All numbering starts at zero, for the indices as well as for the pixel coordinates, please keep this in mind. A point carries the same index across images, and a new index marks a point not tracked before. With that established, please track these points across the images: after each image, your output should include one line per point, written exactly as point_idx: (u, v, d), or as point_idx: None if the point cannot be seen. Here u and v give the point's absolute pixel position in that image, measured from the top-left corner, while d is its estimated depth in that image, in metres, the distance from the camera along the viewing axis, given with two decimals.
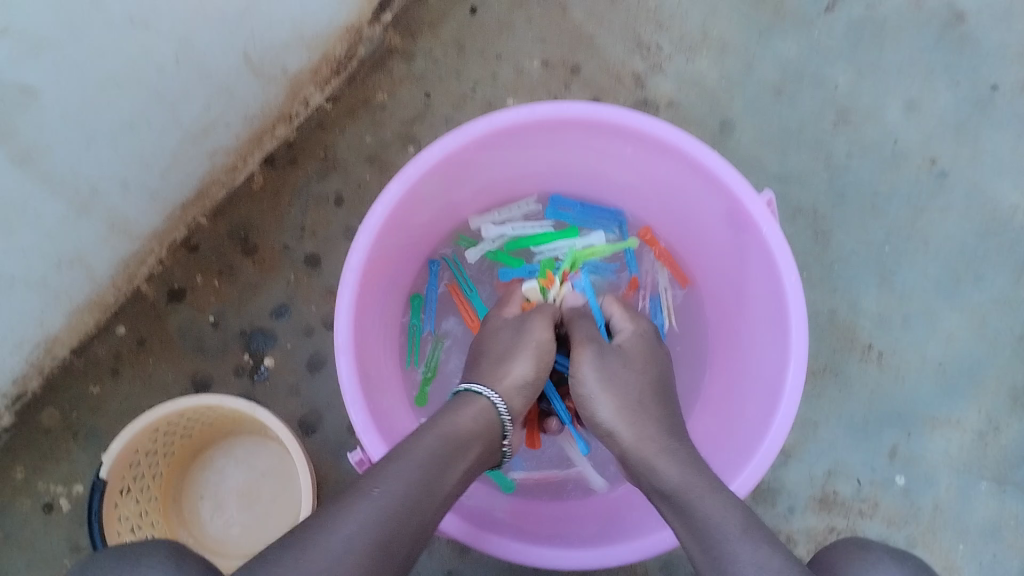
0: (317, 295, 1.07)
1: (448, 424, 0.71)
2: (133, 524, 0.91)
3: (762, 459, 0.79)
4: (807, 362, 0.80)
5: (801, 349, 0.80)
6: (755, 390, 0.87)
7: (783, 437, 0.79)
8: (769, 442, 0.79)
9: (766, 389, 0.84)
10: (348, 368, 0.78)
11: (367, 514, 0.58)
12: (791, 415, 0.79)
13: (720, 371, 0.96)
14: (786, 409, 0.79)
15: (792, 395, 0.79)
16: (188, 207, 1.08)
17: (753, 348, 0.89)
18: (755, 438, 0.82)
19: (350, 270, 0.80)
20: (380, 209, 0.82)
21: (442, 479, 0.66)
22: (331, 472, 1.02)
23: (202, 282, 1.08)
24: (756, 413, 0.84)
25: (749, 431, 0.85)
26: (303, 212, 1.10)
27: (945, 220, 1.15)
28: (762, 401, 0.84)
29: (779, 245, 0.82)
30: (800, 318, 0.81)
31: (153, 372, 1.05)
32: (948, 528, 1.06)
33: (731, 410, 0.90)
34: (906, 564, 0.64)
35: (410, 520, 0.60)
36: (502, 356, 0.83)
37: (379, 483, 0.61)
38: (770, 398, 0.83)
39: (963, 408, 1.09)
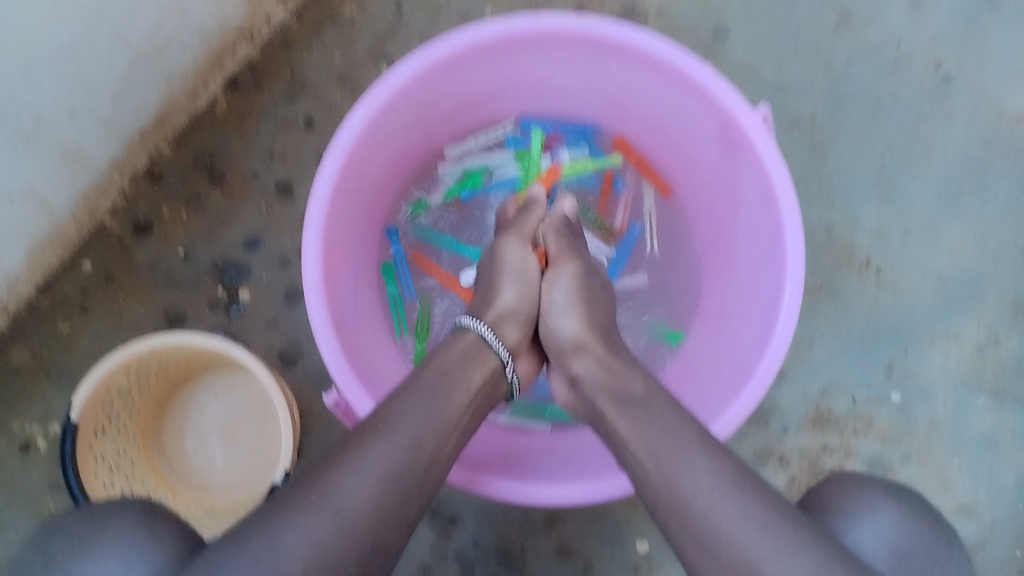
0: (291, 224, 1.03)
1: (447, 361, 0.71)
2: (111, 464, 0.89)
3: (758, 385, 0.76)
4: (803, 282, 0.76)
5: (798, 272, 0.76)
6: (750, 315, 0.83)
7: (779, 361, 0.76)
8: (765, 368, 0.76)
9: (760, 314, 0.81)
10: (318, 305, 0.74)
11: (378, 456, 0.59)
12: (786, 340, 0.76)
13: (713, 297, 0.92)
14: (782, 333, 0.76)
15: (788, 319, 0.76)
16: (149, 134, 1.02)
17: (748, 272, 0.85)
18: (750, 364, 0.79)
19: (317, 201, 0.76)
20: (346, 134, 0.77)
21: (449, 412, 0.66)
22: (312, 407, 0.98)
23: (169, 213, 1.03)
24: (753, 338, 0.81)
25: (744, 357, 0.81)
26: (272, 137, 1.04)
27: (948, 127, 1.10)
28: (757, 327, 0.81)
29: (772, 159, 0.78)
30: (795, 239, 0.77)
31: (124, 308, 1.00)
32: (944, 444, 1.04)
33: (726, 335, 0.87)
34: (899, 499, 0.65)
35: (418, 460, 0.61)
36: (488, 286, 0.82)
37: (385, 424, 0.62)
38: (766, 323, 0.79)
39: (962, 322, 1.07)
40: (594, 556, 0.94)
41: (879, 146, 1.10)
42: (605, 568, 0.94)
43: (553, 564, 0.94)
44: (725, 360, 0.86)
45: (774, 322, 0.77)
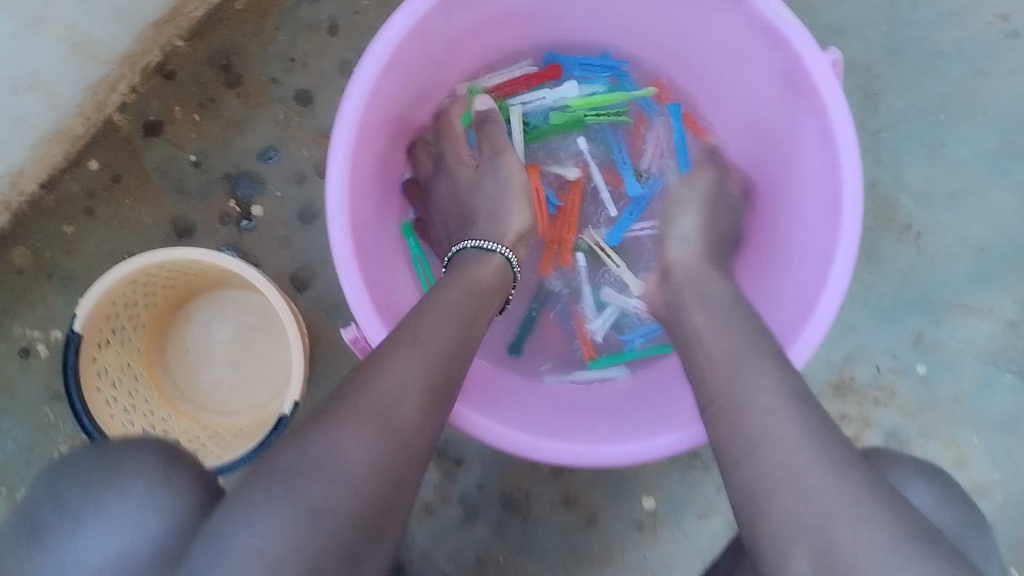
0: (309, 138, 0.97)
1: (471, 275, 0.72)
2: (114, 378, 0.86)
3: (803, 348, 0.71)
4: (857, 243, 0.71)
5: (856, 223, 0.71)
6: (803, 263, 0.78)
7: (826, 323, 0.71)
8: (815, 324, 0.71)
9: (813, 265, 0.75)
10: (342, 235, 0.69)
11: (412, 363, 0.58)
12: (839, 295, 0.71)
13: (763, 241, 0.87)
14: (832, 295, 0.71)
15: (839, 282, 0.71)
16: (163, 28, 0.95)
17: (801, 222, 0.80)
18: (802, 316, 0.74)
19: (345, 120, 0.70)
20: (380, 47, 0.71)
21: (474, 327, 0.67)
22: (324, 332, 0.95)
23: (182, 115, 0.97)
24: (801, 294, 0.76)
25: (792, 315, 0.77)
26: (293, 39, 0.97)
27: (1011, 85, 1.03)
28: (811, 276, 0.76)
29: (840, 113, 0.71)
30: (854, 190, 0.71)
31: (131, 214, 0.96)
32: (964, 419, 1.02)
33: (775, 288, 0.82)
34: (932, 484, 0.65)
35: (447, 366, 0.61)
36: (494, 208, 0.81)
37: (417, 334, 0.61)
38: (819, 274, 0.74)
39: (997, 295, 1.03)
40: (599, 509, 0.95)
41: (937, 102, 1.03)
42: (608, 523, 0.94)
43: (557, 513, 0.94)
44: (777, 309, 0.81)
45: (826, 275, 0.72)
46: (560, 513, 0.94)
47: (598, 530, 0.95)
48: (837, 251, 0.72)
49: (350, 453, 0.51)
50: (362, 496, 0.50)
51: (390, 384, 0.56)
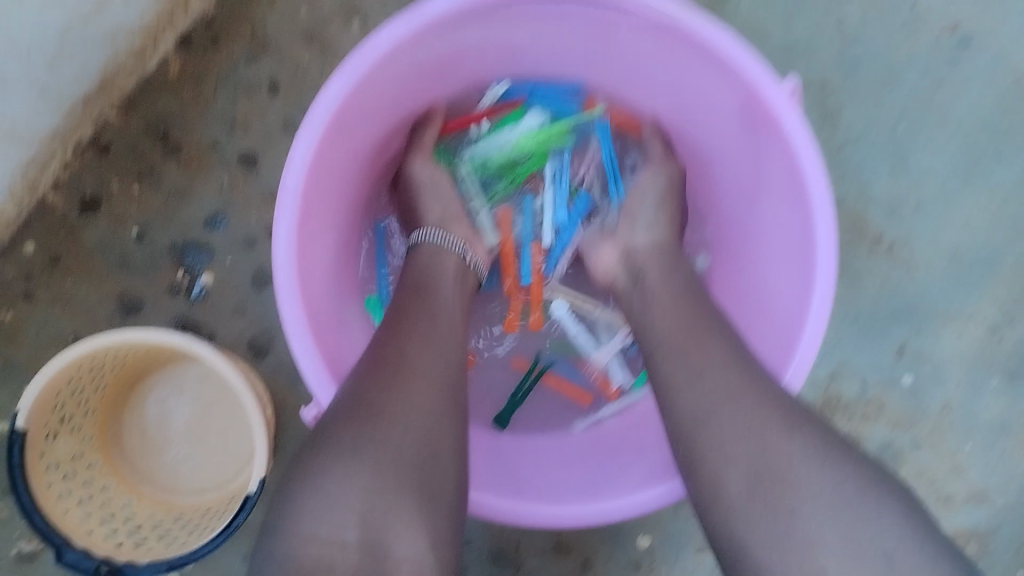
0: (257, 199, 0.93)
1: (438, 276, 0.73)
2: (66, 471, 0.81)
3: (800, 364, 0.69)
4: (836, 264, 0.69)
5: (831, 259, 0.69)
6: (786, 276, 0.76)
7: (818, 339, 0.69)
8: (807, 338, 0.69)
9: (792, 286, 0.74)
10: (294, 308, 0.65)
11: (417, 386, 0.59)
12: (824, 318, 0.69)
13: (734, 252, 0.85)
14: (819, 310, 0.69)
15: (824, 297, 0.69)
16: (92, 100, 0.91)
17: (772, 244, 0.78)
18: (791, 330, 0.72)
19: (287, 190, 0.66)
20: (319, 112, 0.67)
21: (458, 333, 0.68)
22: (289, 400, 0.91)
23: (119, 187, 0.92)
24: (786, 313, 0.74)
25: (780, 332, 0.75)
26: (232, 102, 0.94)
27: (967, 89, 1.02)
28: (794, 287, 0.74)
29: (803, 143, 0.69)
30: (827, 225, 0.69)
31: (74, 294, 0.91)
32: (955, 427, 1.00)
33: (756, 307, 0.80)
34: None
35: (447, 378, 0.62)
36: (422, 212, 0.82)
37: (413, 354, 0.61)
38: (803, 283, 0.72)
39: (975, 299, 1.01)
40: (594, 552, 0.90)
41: (894, 111, 1.02)
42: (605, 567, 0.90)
43: (549, 561, 0.90)
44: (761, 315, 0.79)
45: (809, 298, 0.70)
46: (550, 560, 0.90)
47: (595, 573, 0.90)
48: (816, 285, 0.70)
49: (394, 418, 0.56)
50: (410, 455, 0.55)
51: (414, 355, 0.61)
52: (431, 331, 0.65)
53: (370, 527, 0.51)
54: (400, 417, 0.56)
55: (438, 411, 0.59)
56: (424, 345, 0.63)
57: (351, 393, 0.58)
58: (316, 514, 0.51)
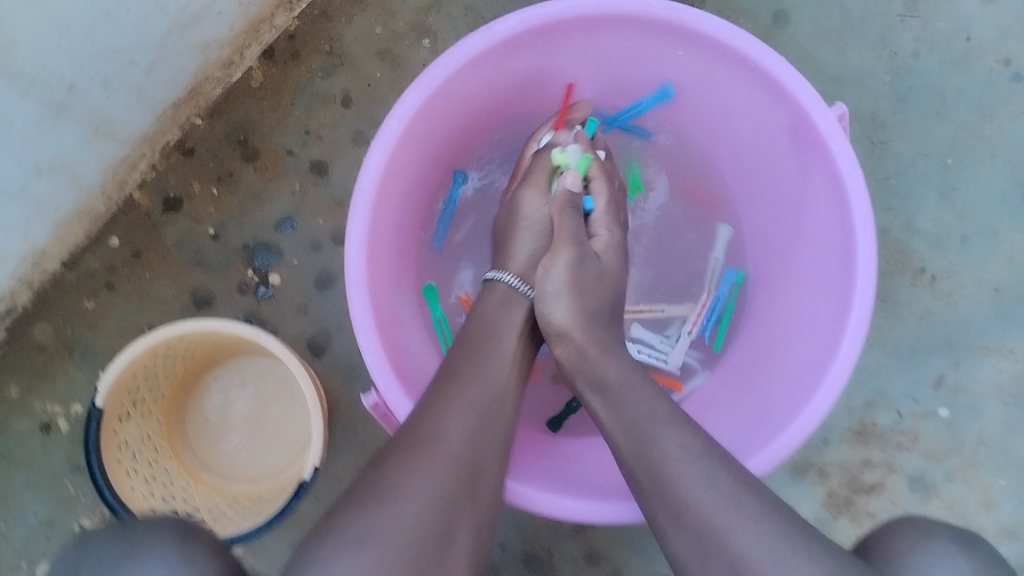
0: (324, 206, 0.99)
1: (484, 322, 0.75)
2: (134, 451, 0.86)
3: (813, 414, 0.72)
4: (870, 303, 0.72)
5: (867, 294, 0.72)
6: (798, 360, 0.79)
7: (840, 384, 0.72)
8: (800, 425, 0.72)
9: (824, 323, 0.77)
10: (362, 301, 0.70)
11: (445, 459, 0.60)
12: (839, 382, 0.72)
13: (757, 327, 0.88)
14: (846, 352, 0.72)
15: (853, 340, 0.72)
16: (182, 107, 0.98)
17: (810, 283, 0.82)
18: (780, 419, 0.75)
19: (363, 190, 0.72)
20: (395, 119, 0.73)
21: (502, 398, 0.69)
22: (343, 397, 0.96)
23: (200, 189, 0.99)
24: (811, 355, 0.77)
25: (800, 374, 0.77)
26: (307, 114, 1.00)
27: (1015, 128, 1.04)
28: (801, 377, 0.77)
29: (848, 167, 0.73)
30: (867, 252, 0.73)
31: (151, 287, 0.98)
32: (990, 462, 1.01)
33: (778, 351, 0.83)
34: None
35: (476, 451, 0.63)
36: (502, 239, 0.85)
37: (442, 424, 0.62)
38: (812, 374, 0.75)
39: (1016, 335, 1.02)
40: (624, 563, 0.93)
41: (941, 147, 1.05)
42: None
43: (580, 568, 0.93)
44: (754, 400, 0.82)
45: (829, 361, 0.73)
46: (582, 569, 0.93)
47: None
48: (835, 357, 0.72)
49: (401, 501, 0.56)
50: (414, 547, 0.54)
51: (442, 423, 0.62)
52: (473, 399, 0.66)
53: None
54: (407, 505, 0.55)
55: (458, 492, 0.59)
56: (452, 413, 0.64)
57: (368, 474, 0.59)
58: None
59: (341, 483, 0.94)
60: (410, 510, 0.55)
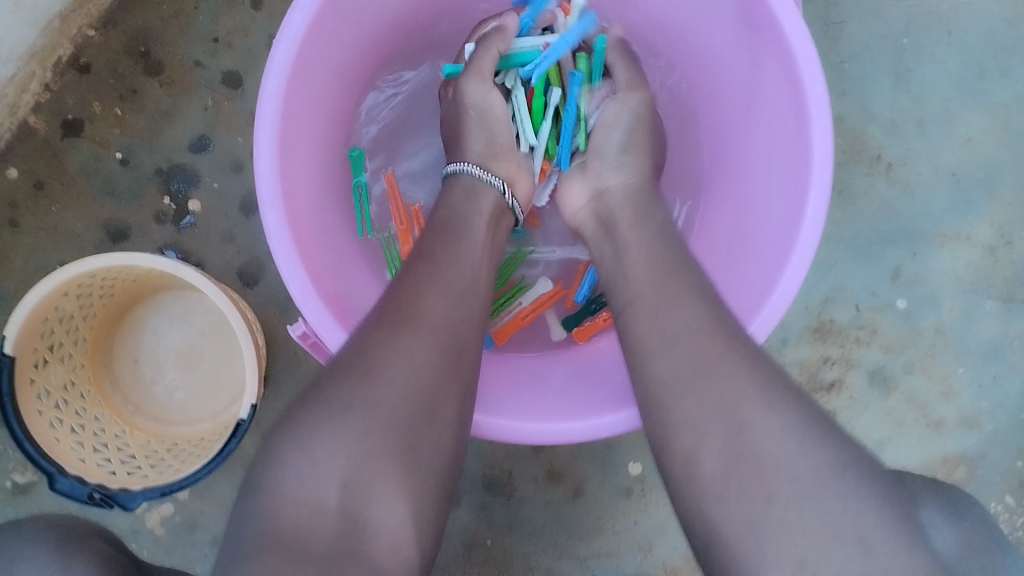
0: (242, 122, 0.91)
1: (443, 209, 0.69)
2: (58, 399, 0.80)
3: (779, 302, 0.68)
4: (830, 179, 0.68)
5: (825, 167, 0.67)
6: (765, 237, 0.73)
7: (805, 268, 0.67)
8: (771, 308, 0.68)
9: (784, 202, 0.72)
10: (278, 223, 0.64)
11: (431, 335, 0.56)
12: (809, 257, 0.67)
13: (718, 202, 0.83)
14: (811, 229, 0.67)
15: (816, 220, 0.67)
16: (70, 17, 0.88)
17: (762, 165, 0.76)
18: (755, 296, 0.71)
19: (268, 98, 0.64)
20: (298, 15, 0.65)
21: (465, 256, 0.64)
22: (279, 328, 0.90)
23: (101, 110, 0.90)
24: (773, 234, 0.72)
25: (763, 256, 0.73)
26: (213, 20, 0.90)
27: (972, 2, 0.99)
28: (769, 251, 0.72)
29: (802, 42, 0.67)
30: (821, 122, 0.67)
31: (59, 221, 0.90)
32: (948, 351, 1.00)
33: (740, 232, 0.78)
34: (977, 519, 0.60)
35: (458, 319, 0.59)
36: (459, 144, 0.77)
37: (417, 293, 0.58)
38: (779, 249, 0.70)
39: (974, 221, 1.00)
40: (585, 480, 0.92)
41: (896, 25, 0.99)
42: (596, 493, 0.92)
43: (542, 487, 0.91)
44: (726, 279, 0.77)
45: (794, 236, 0.69)
46: (544, 489, 0.91)
47: (586, 501, 0.92)
48: (797, 240, 0.68)
49: (387, 382, 0.53)
50: (401, 422, 0.52)
51: (423, 309, 0.57)
52: (445, 284, 0.60)
53: (351, 496, 0.49)
54: (389, 380, 0.53)
55: (444, 360, 0.56)
56: (434, 283, 0.59)
57: (353, 342, 0.55)
58: (293, 478, 0.48)
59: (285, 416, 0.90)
60: (394, 386, 0.53)
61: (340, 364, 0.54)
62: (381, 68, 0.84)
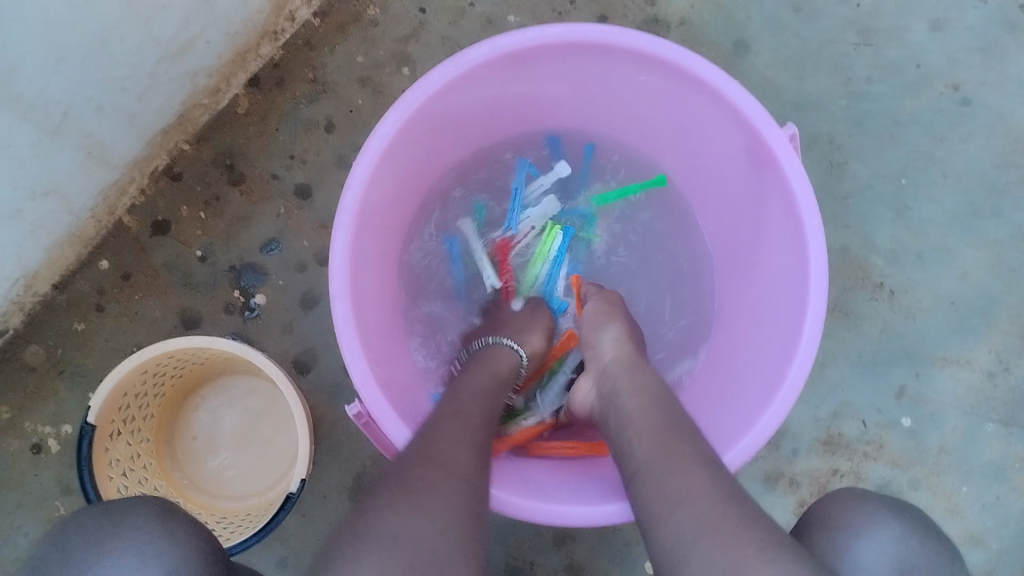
0: (309, 228, 1.02)
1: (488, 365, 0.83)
2: (125, 467, 0.88)
3: (784, 399, 0.76)
4: (826, 296, 0.76)
5: (820, 302, 0.76)
6: (760, 368, 0.82)
7: (806, 370, 0.76)
8: (778, 403, 0.76)
9: (786, 314, 0.81)
10: (344, 314, 0.74)
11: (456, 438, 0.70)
12: (807, 364, 0.75)
13: (731, 307, 0.92)
14: (810, 335, 0.76)
15: (814, 328, 0.76)
16: (169, 133, 1.01)
17: (768, 281, 0.85)
18: (740, 425, 0.79)
19: (345, 211, 0.76)
20: (374, 143, 0.77)
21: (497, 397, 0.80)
22: (326, 414, 0.99)
23: (187, 213, 1.02)
24: (777, 337, 0.81)
25: (768, 355, 0.81)
26: (291, 139, 1.04)
27: (966, 151, 1.10)
28: (759, 385, 0.81)
29: (802, 182, 0.77)
30: (820, 260, 0.76)
31: (140, 309, 1.01)
32: (952, 469, 1.05)
33: (749, 335, 0.87)
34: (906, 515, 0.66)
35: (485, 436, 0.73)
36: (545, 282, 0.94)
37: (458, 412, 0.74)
38: (768, 382, 0.79)
39: (973, 346, 1.07)
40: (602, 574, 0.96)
41: (897, 167, 1.10)
42: None
43: None
44: (737, 374, 0.86)
45: (785, 367, 0.77)
46: None
47: None
48: (799, 344, 0.76)
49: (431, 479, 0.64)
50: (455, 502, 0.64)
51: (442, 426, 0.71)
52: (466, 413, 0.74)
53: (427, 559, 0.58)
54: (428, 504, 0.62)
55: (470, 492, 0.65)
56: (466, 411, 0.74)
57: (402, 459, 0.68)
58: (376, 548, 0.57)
59: (326, 498, 0.97)
60: (433, 511, 0.61)
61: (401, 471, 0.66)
62: (436, 186, 0.96)
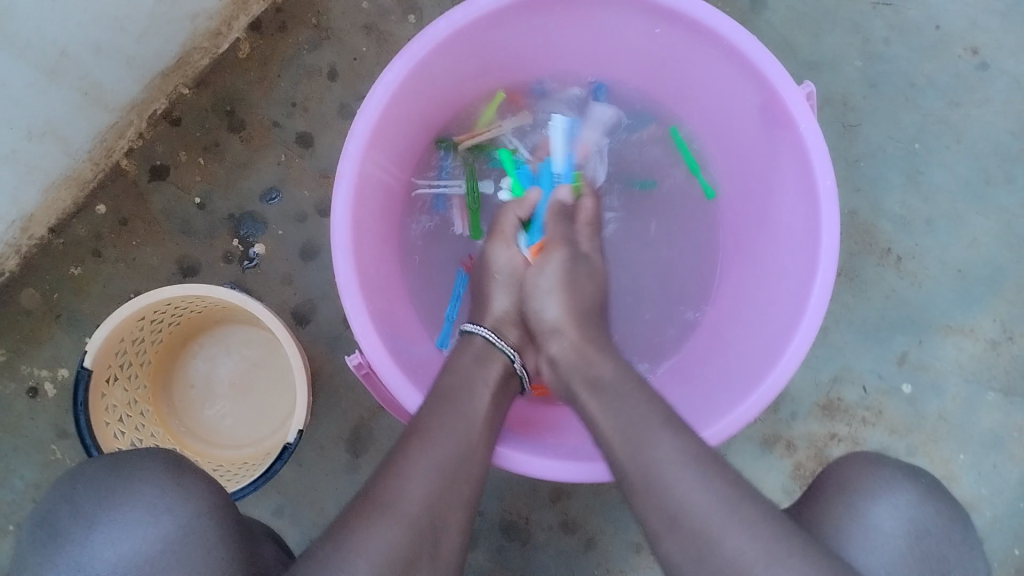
0: (309, 178, 1.01)
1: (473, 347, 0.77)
2: (122, 413, 0.88)
3: (790, 362, 0.75)
4: (836, 259, 0.75)
5: (830, 265, 0.75)
6: (767, 331, 0.81)
7: (814, 333, 0.75)
8: (783, 366, 0.75)
9: (795, 278, 0.79)
10: (344, 264, 0.73)
11: (421, 478, 0.62)
12: (815, 327, 0.75)
13: (738, 271, 0.91)
14: (818, 299, 0.75)
15: (823, 292, 0.75)
16: (169, 77, 0.99)
17: (777, 244, 0.84)
18: (744, 388, 0.78)
19: (348, 159, 0.74)
20: (380, 90, 0.75)
21: (477, 402, 0.71)
22: (324, 366, 0.98)
23: (186, 158, 1.01)
24: (785, 300, 0.80)
25: (775, 319, 0.80)
26: (293, 85, 1.01)
27: (981, 117, 1.08)
28: (765, 349, 0.80)
29: (817, 142, 0.75)
30: (831, 221, 0.75)
31: (137, 254, 1.00)
32: (950, 437, 1.05)
33: (756, 298, 0.86)
34: (914, 480, 0.67)
35: (461, 472, 0.65)
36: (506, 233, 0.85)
37: (426, 438, 0.65)
38: (775, 346, 0.78)
39: (977, 315, 1.06)
40: (598, 532, 0.97)
41: (909, 131, 1.08)
42: (607, 546, 0.96)
43: (557, 536, 0.96)
44: (743, 339, 0.85)
45: (792, 330, 0.76)
46: (560, 537, 0.96)
47: (597, 552, 0.96)
48: (807, 308, 0.75)
49: (373, 536, 0.58)
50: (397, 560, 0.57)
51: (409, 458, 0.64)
52: (439, 445, 0.65)
53: None
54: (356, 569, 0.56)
55: (410, 558, 0.58)
56: (441, 435, 0.66)
57: (357, 498, 0.62)
58: None
59: (322, 449, 0.97)
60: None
61: (353, 512, 0.60)
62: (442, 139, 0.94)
